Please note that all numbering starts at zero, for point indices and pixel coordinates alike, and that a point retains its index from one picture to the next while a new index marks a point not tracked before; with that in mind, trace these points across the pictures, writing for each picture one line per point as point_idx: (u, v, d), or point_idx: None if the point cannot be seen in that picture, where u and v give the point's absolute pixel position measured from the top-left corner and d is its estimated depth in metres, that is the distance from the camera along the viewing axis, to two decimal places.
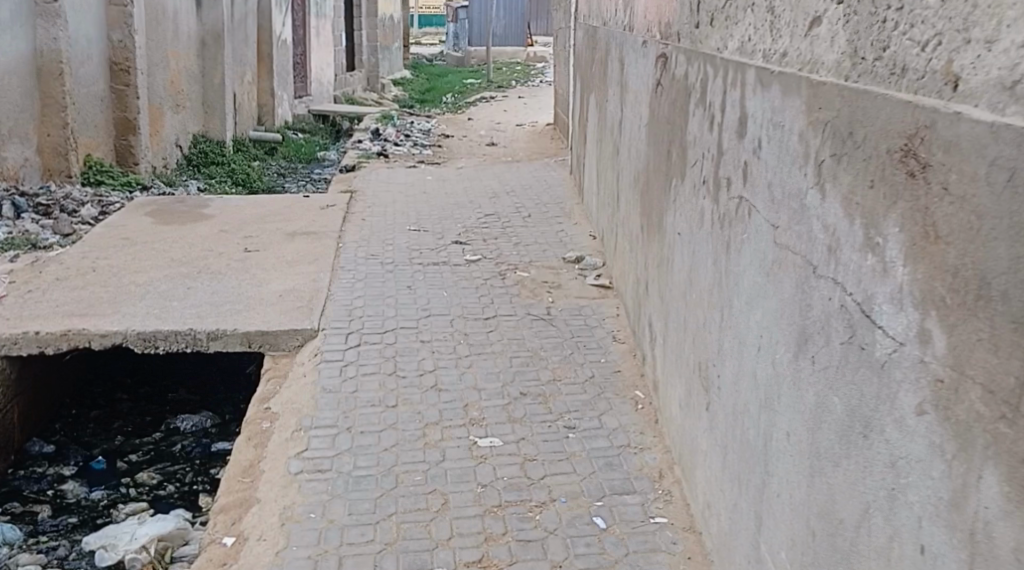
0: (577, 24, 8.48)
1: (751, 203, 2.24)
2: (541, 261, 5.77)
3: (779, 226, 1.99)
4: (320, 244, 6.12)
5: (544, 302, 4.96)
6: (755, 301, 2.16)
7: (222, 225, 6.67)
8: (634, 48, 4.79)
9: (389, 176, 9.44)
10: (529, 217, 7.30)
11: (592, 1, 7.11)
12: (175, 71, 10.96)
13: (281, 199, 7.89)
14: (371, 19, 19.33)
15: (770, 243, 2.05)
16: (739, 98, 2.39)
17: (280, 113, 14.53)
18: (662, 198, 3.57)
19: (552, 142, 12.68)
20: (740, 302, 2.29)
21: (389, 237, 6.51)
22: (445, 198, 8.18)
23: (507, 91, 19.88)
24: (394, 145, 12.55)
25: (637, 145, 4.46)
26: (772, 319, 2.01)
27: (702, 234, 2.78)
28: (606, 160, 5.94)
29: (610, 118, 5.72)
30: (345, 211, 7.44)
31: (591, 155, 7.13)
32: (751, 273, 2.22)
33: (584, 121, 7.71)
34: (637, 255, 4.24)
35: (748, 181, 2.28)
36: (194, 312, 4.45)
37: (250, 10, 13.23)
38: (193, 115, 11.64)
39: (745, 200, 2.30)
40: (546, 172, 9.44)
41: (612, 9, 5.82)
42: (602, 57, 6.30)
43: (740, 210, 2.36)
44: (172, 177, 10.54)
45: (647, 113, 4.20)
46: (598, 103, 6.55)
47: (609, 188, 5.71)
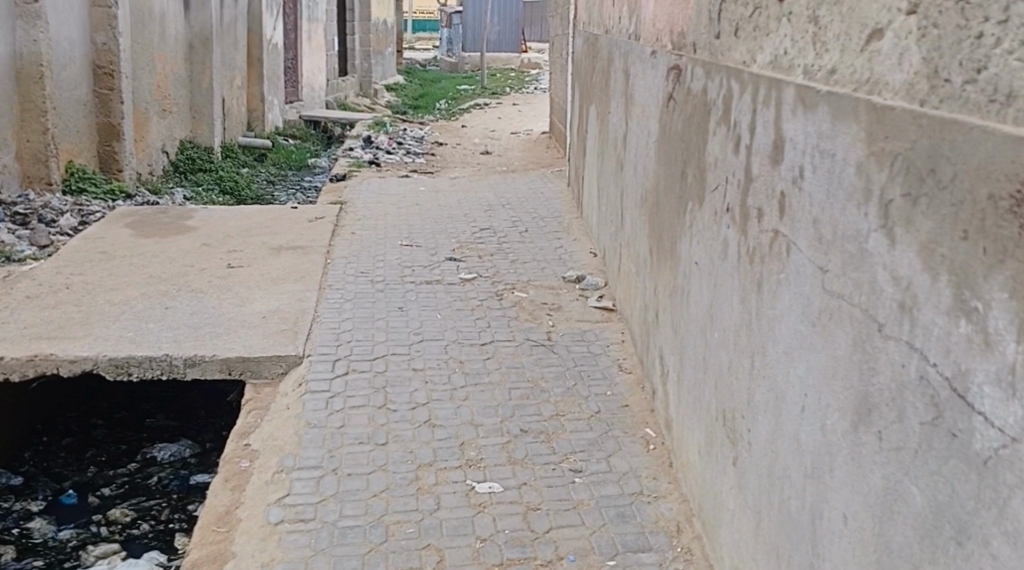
0: (575, 32, 8.27)
1: (787, 240, 1.98)
2: (540, 281, 5.64)
3: (827, 271, 1.75)
4: (309, 260, 5.93)
5: (543, 326, 4.77)
6: (795, 353, 1.94)
7: (206, 239, 6.43)
8: (639, 60, 4.55)
9: (382, 186, 9.20)
10: (526, 234, 7.07)
11: (592, 10, 6.89)
12: (161, 75, 10.69)
13: (269, 210, 7.64)
14: (364, 23, 19.06)
15: (813, 288, 1.82)
16: (773, 118, 2.13)
17: (270, 118, 14.27)
18: (674, 223, 3.32)
19: (547, 152, 12.46)
20: (779, 353, 2.05)
21: (381, 254, 6.27)
22: (439, 211, 7.94)
23: (501, 97, 19.67)
24: (386, 153, 12.31)
25: (643, 163, 4.21)
26: (819, 377, 1.80)
27: (725, 267, 2.53)
28: (607, 175, 5.70)
29: (612, 132, 5.48)
30: (336, 224, 7.20)
31: (590, 169, 6.90)
32: (786, 318, 1.99)
33: (582, 132, 7.49)
34: (644, 280, 3.99)
35: (783, 215, 2.02)
36: (171, 336, 4.20)
37: (240, 12, 12.96)
38: (181, 121, 11.37)
39: (777, 234, 2.05)
40: (542, 183, 9.21)
41: (615, 17, 5.58)
42: (603, 67, 6.07)
43: (772, 248, 2.10)
44: (158, 185, 10.28)
45: (654, 129, 3.96)
46: (598, 116, 6.32)
47: (611, 207, 5.47)
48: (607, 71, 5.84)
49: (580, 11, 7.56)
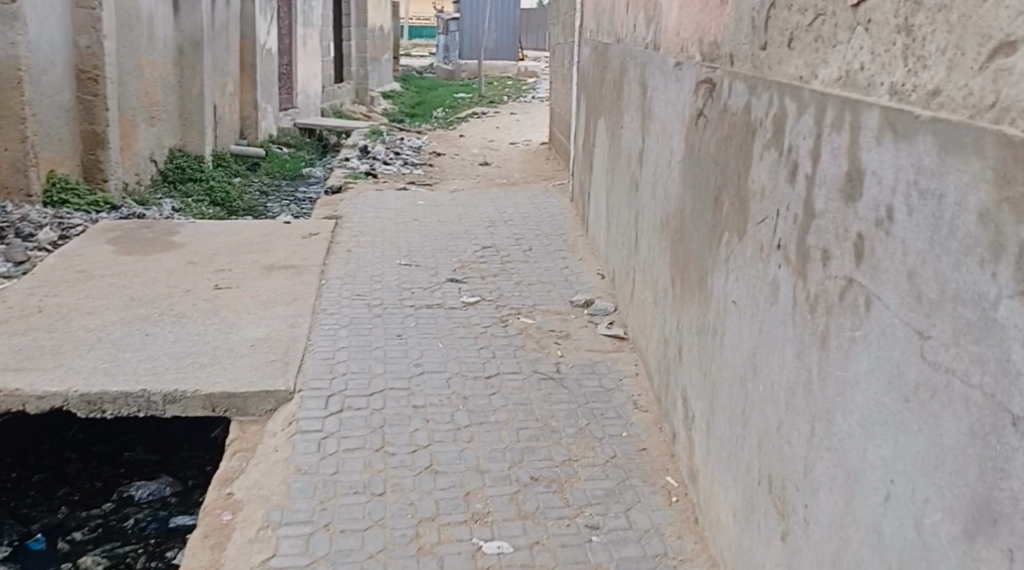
0: (580, 41, 7.98)
1: (872, 293, 1.69)
2: (546, 304, 5.44)
3: (941, 340, 1.48)
4: (302, 280, 5.69)
5: (551, 356, 4.51)
6: (877, 430, 1.65)
7: (192, 256, 6.13)
8: (658, 73, 4.26)
9: (379, 199, 8.90)
10: (530, 254, 6.78)
11: (599, 19, 6.60)
12: (149, 81, 10.38)
13: (261, 225, 7.33)
14: (360, 29, 18.77)
15: (917, 360, 1.55)
16: (853, 147, 1.84)
17: (264, 126, 13.97)
18: (705, 257, 3.03)
19: (548, 164, 12.17)
20: (853, 427, 1.74)
21: (379, 276, 5.97)
22: (439, 227, 7.64)
23: (499, 107, 19.39)
24: (383, 163, 12.01)
25: (665, 184, 3.92)
26: (923, 469, 1.52)
27: (774, 312, 2.22)
28: (619, 193, 5.41)
29: (625, 149, 5.20)
30: (330, 240, 6.90)
31: (598, 186, 6.60)
32: (864, 388, 1.70)
33: (588, 146, 7.21)
34: (665, 312, 3.69)
35: (860, 261, 1.74)
36: (149, 367, 3.97)
37: (232, 17, 12.65)
38: (170, 129, 11.07)
39: (857, 284, 1.75)
40: (545, 198, 8.91)
41: (628, 26, 5.29)
42: (614, 79, 5.78)
43: (846, 301, 1.78)
44: (145, 195, 9.97)
45: (679, 149, 3.67)
46: (608, 130, 6.03)
47: (625, 230, 5.18)
48: (618, 84, 5.55)
49: (587, 20, 7.27)
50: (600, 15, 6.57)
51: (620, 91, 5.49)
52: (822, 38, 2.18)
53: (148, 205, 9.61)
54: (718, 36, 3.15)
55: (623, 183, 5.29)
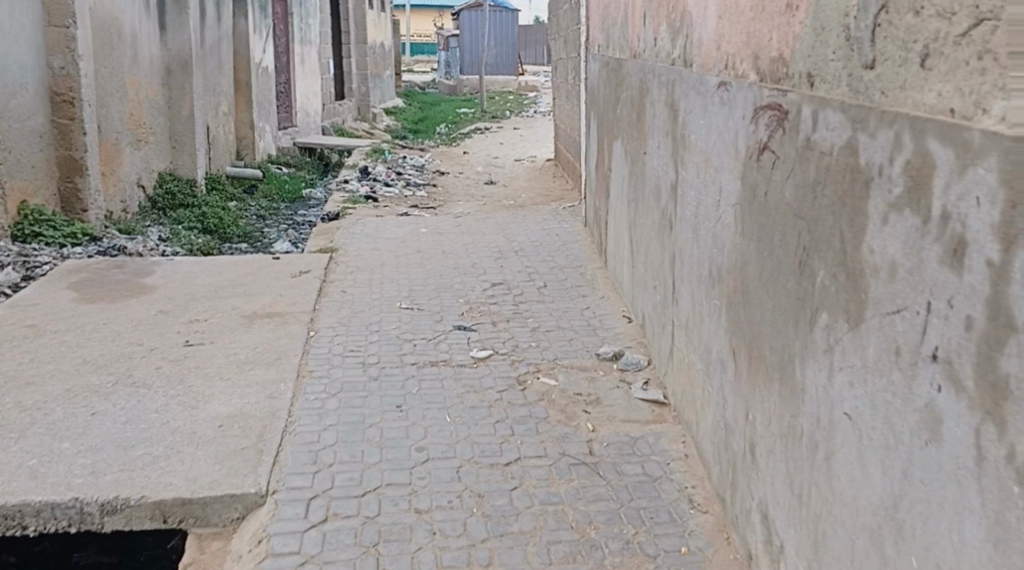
0: (586, 55, 7.32)
1: None
2: (570, 360, 4.79)
3: None
4: (289, 331, 5.03)
5: (582, 432, 3.88)
6: None
7: (164, 303, 5.47)
8: (686, 92, 3.55)
9: (378, 227, 8.20)
10: (544, 293, 6.06)
11: (608, 30, 5.94)
12: (134, 103, 9.74)
13: (249, 261, 6.65)
14: (360, 45, 18.11)
15: None
16: None
17: (262, 146, 13.32)
18: (789, 339, 2.35)
19: (556, 183, 11.48)
20: None
21: (377, 324, 5.28)
22: (444, 260, 6.94)
23: (502, 121, 18.80)
24: (385, 184, 11.34)
25: (710, 230, 3.22)
26: None
27: (945, 459, 1.57)
28: (644, 228, 4.73)
29: (649, 178, 4.49)
30: (324, 278, 6.21)
31: (617, 215, 5.89)
32: None
33: (601, 170, 6.56)
34: (729, 389, 3.00)
35: None
36: (90, 463, 3.38)
37: (224, 33, 12.00)
38: (159, 152, 10.42)
39: None
40: (558, 222, 8.19)
41: (645, 38, 4.60)
42: (630, 97, 5.08)
43: None
44: (132, 224, 9.35)
45: (727, 189, 2.97)
46: (626, 155, 5.34)
47: (654, 272, 4.48)
48: (636, 102, 4.85)
49: (595, 31, 6.57)
50: (610, 25, 5.86)
51: (638, 111, 4.79)
52: (987, 54, 1.49)
53: (134, 235, 8.99)
54: (778, 49, 2.44)
55: (647, 216, 4.58)
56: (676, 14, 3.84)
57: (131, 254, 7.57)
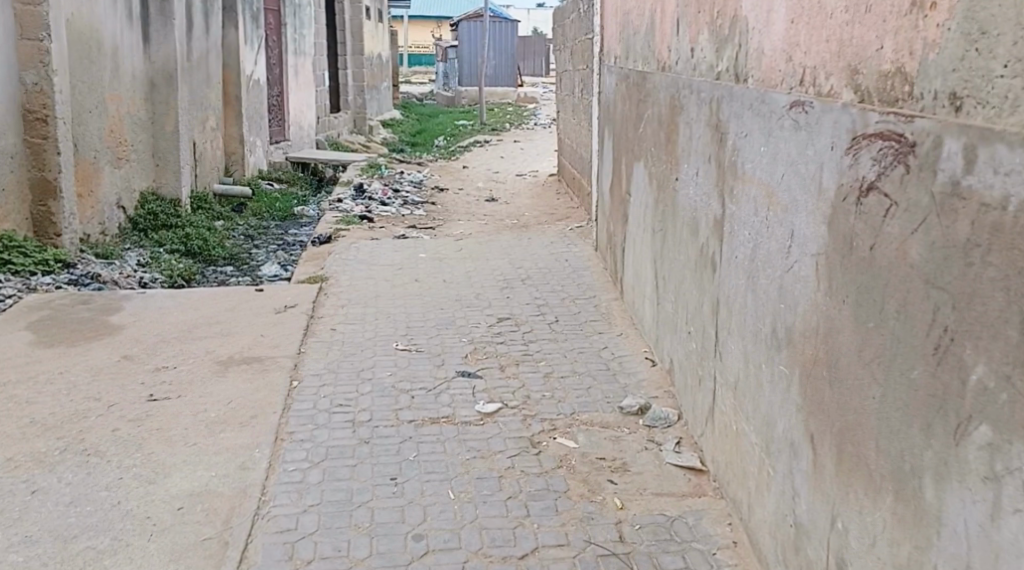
0: (598, 66, 6.74)
1: None
2: (590, 414, 4.12)
3: None
4: (269, 381, 4.48)
5: (611, 512, 3.23)
6: None
7: (128, 349, 4.97)
8: (740, 112, 2.98)
9: (372, 251, 7.61)
10: (554, 330, 5.36)
11: (628, 40, 5.37)
12: (115, 118, 9.16)
13: (230, 294, 6.10)
14: (356, 57, 17.55)
15: None
16: None
17: (253, 162, 12.74)
18: (907, 442, 1.78)
19: (561, 201, 10.87)
20: None
21: (369, 369, 4.68)
22: (443, 289, 6.33)
23: (503, 134, 18.24)
24: (381, 203, 10.71)
25: (773, 279, 2.65)
26: None
27: None
28: (674, 262, 4.15)
29: (683, 208, 3.91)
30: (311, 313, 5.63)
31: (636, 243, 5.31)
32: None
33: (616, 192, 5.98)
34: (798, 482, 2.42)
35: None
36: (21, 561, 2.90)
37: (213, 45, 11.42)
38: (141, 170, 9.82)
39: None
40: (567, 246, 7.59)
41: (678, 49, 4.02)
42: (656, 114, 4.51)
43: None
44: (110, 247, 8.78)
45: (804, 234, 2.39)
46: (650, 180, 4.76)
47: (686, 315, 3.87)
48: (665, 120, 4.28)
49: (611, 42, 6.01)
50: (629, 36, 5.30)
51: (668, 130, 4.22)
52: None
53: (111, 260, 8.44)
54: (894, 60, 1.90)
55: (680, 251, 3.99)
56: (724, 20, 3.28)
57: (108, 283, 7.02)
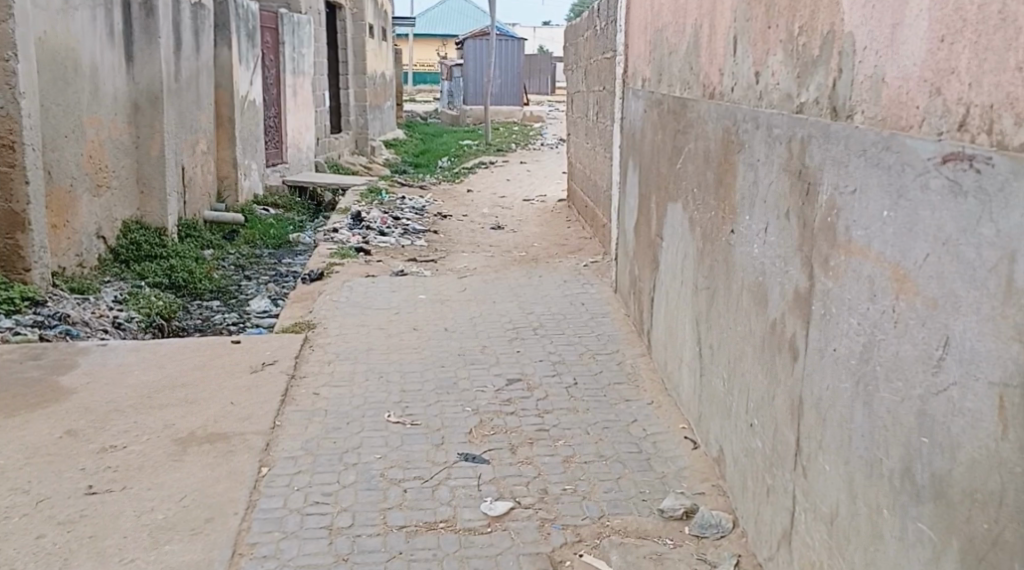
0: (620, 88, 5.99)
1: None
2: (624, 517, 3.36)
3: None
4: (234, 466, 3.72)
5: None
6: None
7: (74, 422, 4.22)
8: (845, 161, 2.27)
9: (367, 292, 6.84)
10: (571, 390, 4.53)
11: (662, 64, 4.64)
12: (94, 144, 8.40)
13: (200, 347, 5.36)
14: (358, 76, 16.87)
15: None
16: None
17: (247, 185, 12.01)
18: None
19: (573, 230, 10.08)
20: None
21: (354, 449, 3.88)
22: (445, 336, 5.51)
23: (509, 155, 17.51)
24: (380, 232, 9.97)
25: (909, 397, 1.91)
26: None
27: None
28: (723, 331, 3.40)
29: (743, 268, 3.13)
30: (291, 373, 4.84)
31: (667, 292, 4.56)
32: None
33: (642, 232, 5.23)
34: None
35: None
36: None
37: (205, 63, 10.71)
38: (123, 197, 9.00)
39: None
40: (584, 287, 6.79)
41: (738, 74, 3.30)
42: (703, 147, 3.75)
43: None
44: (88, 281, 8.03)
45: (974, 350, 1.69)
46: (689, 224, 3.99)
47: (743, 401, 3.09)
48: (716, 158, 3.53)
49: (639, 63, 5.27)
50: (665, 57, 4.55)
51: (721, 169, 3.46)
52: None
53: (86, 297, 7.67)
54: None
55: (734, 320, 3.22)
56: (824, 36, 2.52)
57: (76, 324, 6.31)
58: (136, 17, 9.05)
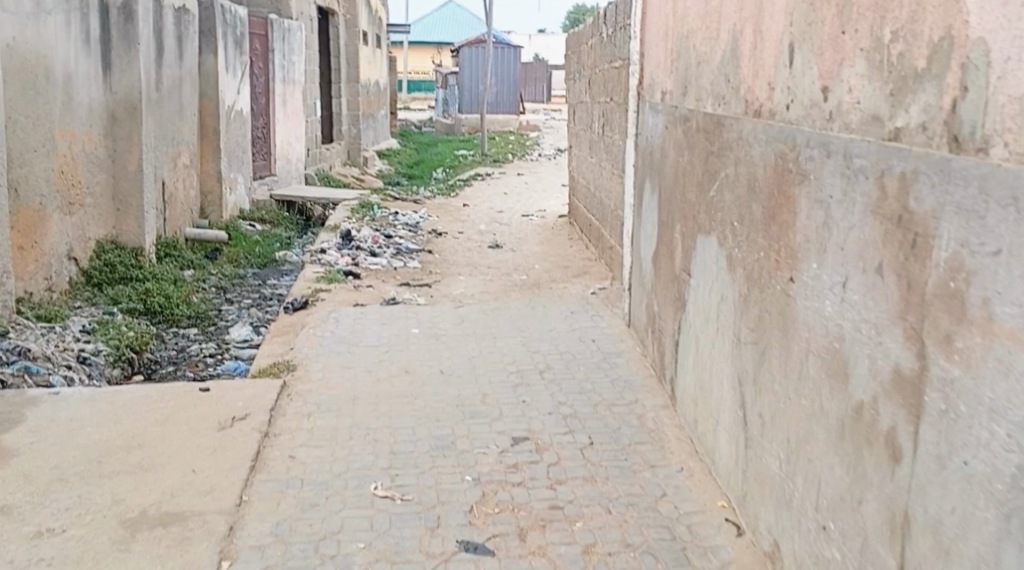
0: (635, 98, 5.40)
1: None
2: None
3: None
4: (190, 561, 3.12)
5: None
6: None
7: (8, 496, 3.61)
8: (988, 216, 1.71)
9: (356, 325, 6.24)
10: (586, 453, 3.93)
11: (690, 73, 4.05)
12: (66, 158, 7.23)
13: (164, 395, 4.76)
14: (351, 85, 16.27)
15: None
16: None
17: (232, 199, 11.35)
18: None
19: (576, 250, 9.49)
20: None
21: (333, 535, 3.28)
22: (441, 382, 4.90)
23: (507, 167, 16.93)
24: (370, 253, 9.34)
25: None
26: None
27: None
28: (776, 402, 2.81)
29: (807, 327, 2.54)
30: (264, 430, 4.24)
31: (694, 336, 3.98)
32: None
33: (664, 264, 4.64)
34: None
35: None
36: None
37: (188, 72, 10.03)
38: (95, 215, 7.76)
39: None
40: (593, 319, 6.18)
41: (796, 88, 2.71)
42: (745, 174, 3.15)
43: None
44: (59, 308, 6.92)
45: None
46: (726, 262, 3.39)
47: (810, 497, 2.50)
48: (764, 188, 2.94)
49: (660, 73, 4.68)
50: (692, 67, 3.96)
51: (771, 202, 2.86)
52: None
53: (52, 325, 6.54)
54: None
55: (795, 392, 2.63)
56: (940, 44, 1.92)
57: (38, 359, 5.73)
58: (113, 23, 7.81)
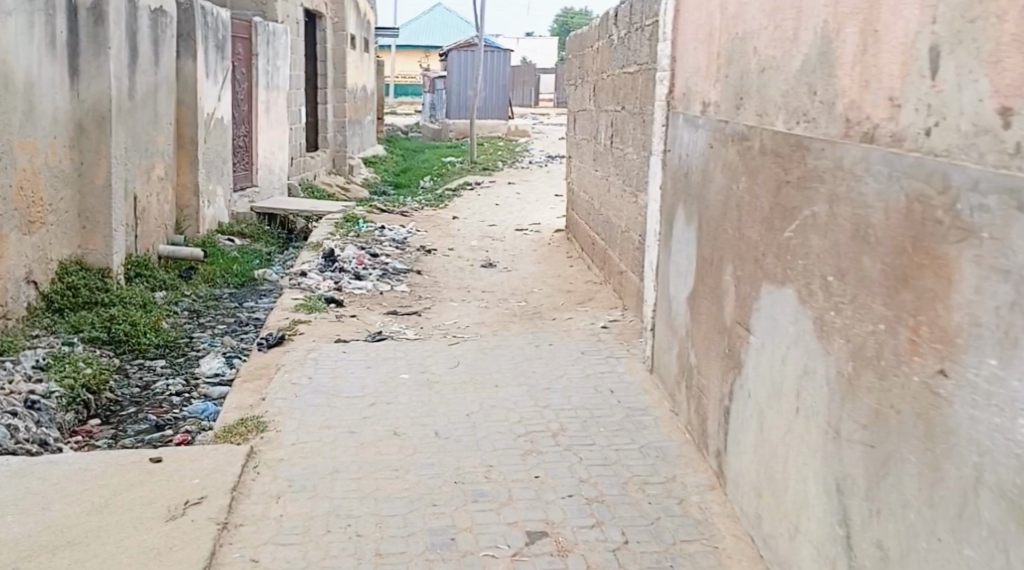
0: (661, 108, 4.63)
1: None
2: None
3: None
4: None
5: None
6: None
7: None
8: None
9: (338, 367, 5.46)
10: (621, 558, 3.16)
11: (749, 80, 3.28)
12: (26, 172, 6.20)
13: (106, 468, 3.93)
14: (336, 90, 15.44)
15: None
16: None
17: (210, 213, 10.47)
18: None
19: (577, 270, 8.73)
20: None
21: None
22: (437, 449, 4.11)
23: (497, 174, 16.17)
24: (355, 275, 8.55)
25: None
26: None
27: None
28: (910, 537, 2.07)
29: (979, 452, 1.80)
30: (223, 520, 3.45)
31: (752, 408, 3.23)
32: None
33: (705, 308, 3.88)
34: None
35: None
36: None
37: (162, 77, 9.15)
38: (61, 234, 6.71)
39: None
40: (608, 362, 5.41)
41: (943, 105, 1.96)
42: (847, 216, 2.40)
43: None
44: (12, 338, 5.93)
45: None
46: (812, 327, 2.64)
47: None
48: (882, 239, 2.20)
49: (701, 81, 3.92)
50: (753, 75, 3.20)
51: (899, 261, 2.11)
52: None
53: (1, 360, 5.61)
54: None
55: (953, 537, 1.90)
56: None
57: None
58: (82, 24, 6.77)
